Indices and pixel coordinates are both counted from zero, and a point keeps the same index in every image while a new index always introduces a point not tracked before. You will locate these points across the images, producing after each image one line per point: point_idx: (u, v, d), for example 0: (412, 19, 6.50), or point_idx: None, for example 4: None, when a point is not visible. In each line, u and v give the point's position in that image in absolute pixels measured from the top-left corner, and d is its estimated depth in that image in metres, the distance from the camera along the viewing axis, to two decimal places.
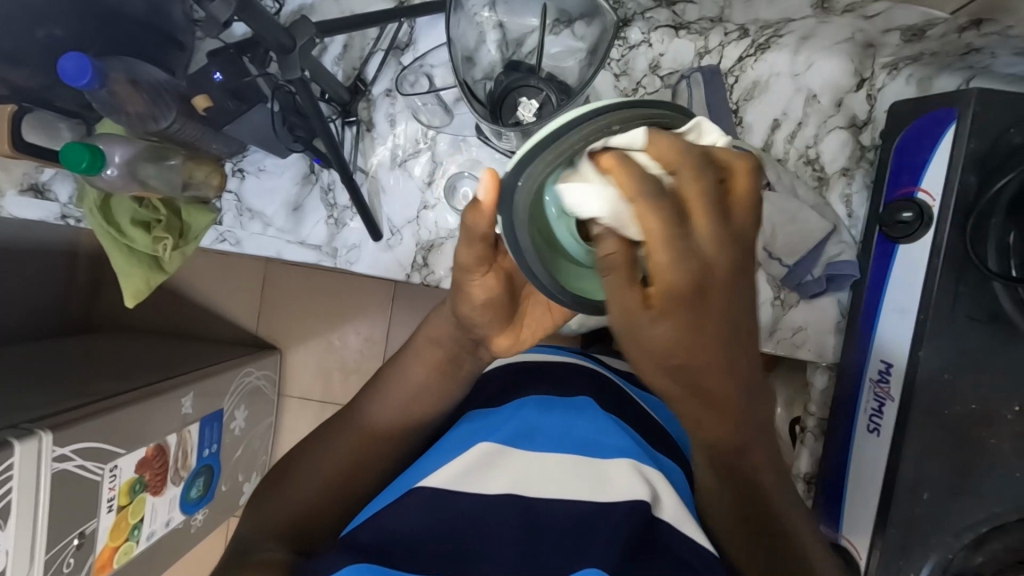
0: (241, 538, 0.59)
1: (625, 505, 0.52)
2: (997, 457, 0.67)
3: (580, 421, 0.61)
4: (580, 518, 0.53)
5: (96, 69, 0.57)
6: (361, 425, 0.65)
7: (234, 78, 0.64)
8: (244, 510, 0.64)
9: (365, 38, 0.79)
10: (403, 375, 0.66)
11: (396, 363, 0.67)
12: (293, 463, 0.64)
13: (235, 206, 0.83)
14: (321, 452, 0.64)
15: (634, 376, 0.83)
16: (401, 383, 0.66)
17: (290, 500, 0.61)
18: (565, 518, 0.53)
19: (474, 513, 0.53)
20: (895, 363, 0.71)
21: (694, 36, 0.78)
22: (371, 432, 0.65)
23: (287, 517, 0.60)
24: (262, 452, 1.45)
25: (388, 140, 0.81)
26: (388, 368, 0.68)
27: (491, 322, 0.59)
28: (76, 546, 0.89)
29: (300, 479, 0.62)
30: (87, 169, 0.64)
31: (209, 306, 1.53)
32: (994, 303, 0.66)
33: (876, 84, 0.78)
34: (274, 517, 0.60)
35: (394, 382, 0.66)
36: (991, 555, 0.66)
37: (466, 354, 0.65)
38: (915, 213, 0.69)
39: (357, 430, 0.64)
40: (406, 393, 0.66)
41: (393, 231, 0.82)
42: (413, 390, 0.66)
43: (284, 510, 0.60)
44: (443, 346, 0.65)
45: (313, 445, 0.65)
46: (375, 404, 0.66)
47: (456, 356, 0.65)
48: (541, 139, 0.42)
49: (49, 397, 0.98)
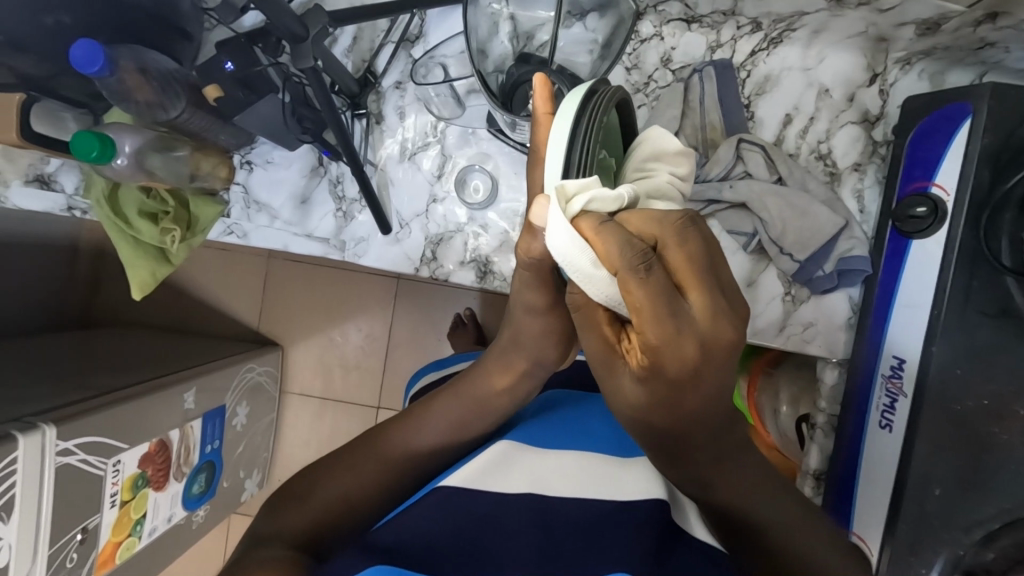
0: (254, 532, 0.53)
1: (647, 503, 0.52)
2: (1009, 452, 0.67)
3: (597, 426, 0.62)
4: (601, 514, 0.52)
5: (105, 56, 0.56)
6: (409, 444, 0.60)
7: (244, 66, 0.62)
8: (257, 513, 0.57)
9: (375, 29, 0.79)
10: (461, 402, 0.61)
11: (451, 393, 0.62)
12: (317, 471, 0.58)
13: (243, 199, 0.82)
14: (352, 464, 0.58)
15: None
16: (458, 407, 0.61)
17: (316, 507, 0.55)
18: (585, 514, 0.52)
19: (485, 514, 0.51)
20: (908, 359, 0.71)
21: (706, 30, 0.78)
22: (417, 451, 0.60)
23: (313, 520, 0.54)
24: (264, 449, 1.44)
25: (397, 133, 0.80)
26: (439, 395, 0.63)
27: (556, 350, 0.59)
28: (78, 542, 0.89)
29: (329, 485, 0.56)
30: (97, 157, 0.63)
31: (212, 302, 1.52)
32: (1006, 299, 0.66)
33: (888, 80, 0.78)
34: (293, 520, 0.53)
35: (449, 406, 0.61)
36: (1001, 551, 0.65)
37: (530, 391, 0.62)
38: (929, 208, 0.69)
39: (403, 450, 0.60)
40: (461, 415, 0.61)
41: (402, 224, 0.81)
42: (472, 413, 0.61)
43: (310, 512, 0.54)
44: (513, 387, 0.61)
45: (346, 456, 0.59)
46: (425, 425, 0.61)
47: (521, 394, 0.62)
48: (579, 104, 0.47)
49: (50, 392, 0.96)
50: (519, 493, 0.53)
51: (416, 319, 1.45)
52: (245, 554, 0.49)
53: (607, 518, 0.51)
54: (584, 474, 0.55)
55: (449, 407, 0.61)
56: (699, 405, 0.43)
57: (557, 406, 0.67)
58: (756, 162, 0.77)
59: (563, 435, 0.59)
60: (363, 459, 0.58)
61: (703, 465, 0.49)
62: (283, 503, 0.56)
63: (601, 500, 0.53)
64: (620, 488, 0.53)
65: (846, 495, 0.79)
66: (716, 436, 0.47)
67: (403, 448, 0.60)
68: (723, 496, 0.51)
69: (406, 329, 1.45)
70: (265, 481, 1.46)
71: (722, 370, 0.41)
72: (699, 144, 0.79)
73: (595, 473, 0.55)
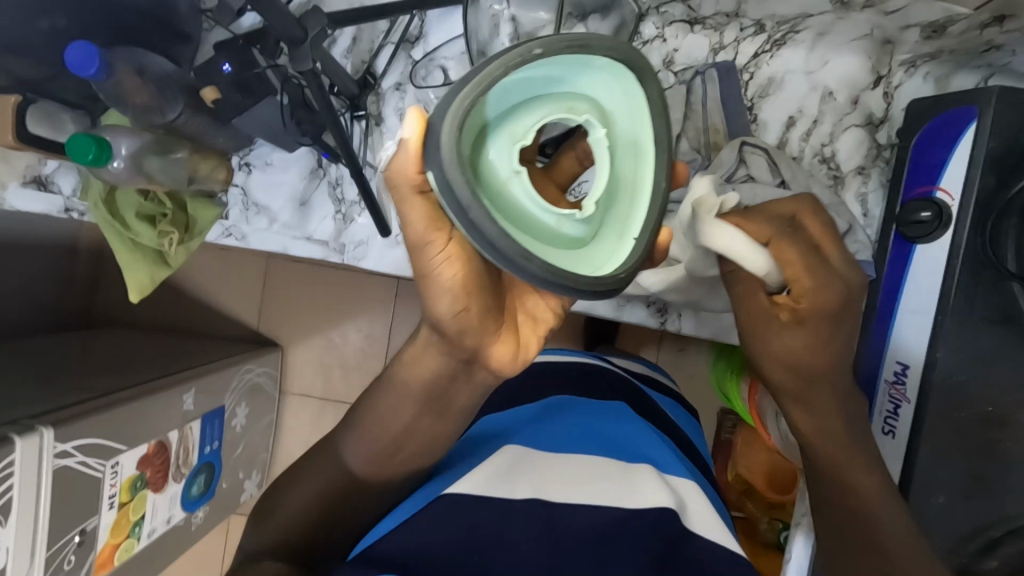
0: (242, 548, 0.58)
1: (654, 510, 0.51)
2: (1012, 459, 0.66)
3: (603, 426, 0.62)
4: (604, 524, 0.50)
5: (102, 57, 0.55)
6: (346, 448, 0.57)
7: (241, 69, 0.62)
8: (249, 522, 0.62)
9: (375, 30, 0.78)
10: (387, 399, 0.55)
11: (379, 390, 0.57)
12: (291, 483, 0.60)
13: (242, 201, 0.81)
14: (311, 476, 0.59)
15: (656, 381, 0.81)
16: (383, 401, 0.56)
17: (283, 521, 0.58)
18: (591, 524, 0.51)
19: (483, 523, 0.50)
20: (911, 364, 0.70)
21: (709, 31, 0.77)
22: (355, 456, 0.57)
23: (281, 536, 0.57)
24: (263, 450, 1.44)
25: (397, 135, 0.79)
26: (374, 391, 0.58)
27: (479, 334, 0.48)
28: (76, 544, 0.88)
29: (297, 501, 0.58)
30: (93, 160, 0.63)
31: (212, 302, 1.52)
32: (1011, 305, 0.65)
33: (893, 82, 0.77)
34: (266, 535, 0.57)
35: (377, 401, 0.56)
36: (1006, 560, 0.65)
37: (456, 382, 0.53)
38: (934, 212, 0.68)
39: (346, 456, 0.57)
40: (386, 412, 0.55)
41: (401, 227, 0.80)
42: (395, 406, 0.55)
43: (280, 527, 0.57)
44: (427, 373, 0.53)
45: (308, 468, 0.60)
46: (358, 428, 0.57)
47: (445, 388, 0.53)
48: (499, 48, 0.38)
49: (49, 393, 0.96)
50: (526, 499, 0.52)
51: (418, 320, 1.44)
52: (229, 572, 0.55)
53: (610, 525, 0.50)
54: (588, 479, 0.54)
55: (381, 404, 0.55)
56: (819, 357, 0.56)
57: (561, 403, 0.65)
58: (760, 166, 0.73)
59: (570, 438, 0.59)
60: (323, 470, 0.58)
61: (817, 425, 0.61)
62: (275, 502, 0.60)
63: (606, 506, 0.52)
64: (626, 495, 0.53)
65: None
66: (820, 366, 0.57)
67: (349, 457, 0.57)
68: (826, 454, 0.62)
69: (407, 330, 1.45)
70: (264, 482, 1.46)
71: (852, 318, 0.56)
72: (701, 148, 0.78)
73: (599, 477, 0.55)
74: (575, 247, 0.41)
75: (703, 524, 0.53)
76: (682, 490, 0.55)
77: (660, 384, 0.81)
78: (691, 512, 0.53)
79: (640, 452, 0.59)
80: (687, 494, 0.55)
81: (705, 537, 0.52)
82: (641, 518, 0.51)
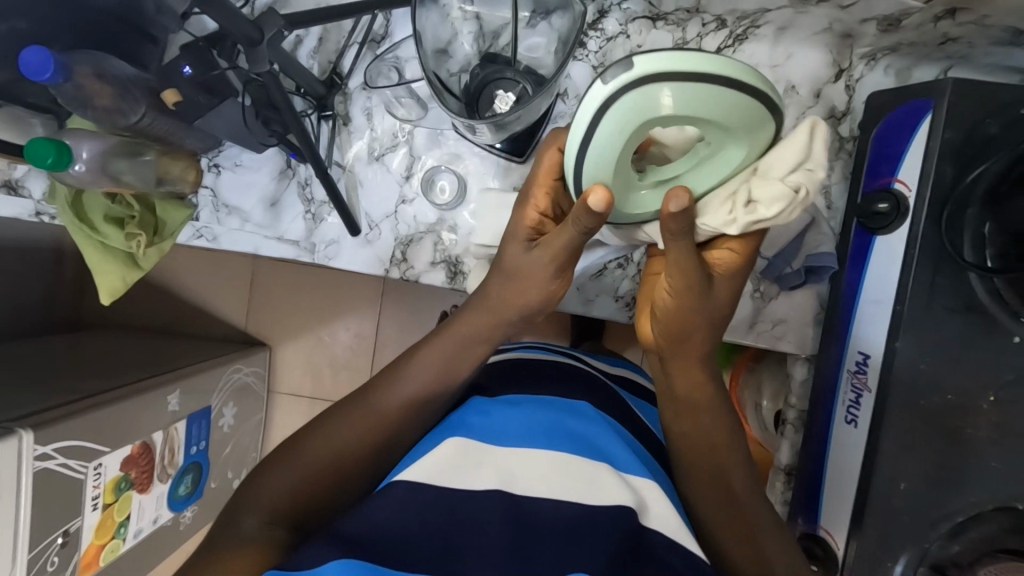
0: (228, 513, 0.56)
1: (613, 511, 0.52)
2: (974, 446, 0.67)
3: (577, 424, 0.60)
4: (567, 522, 0.52)
5: (58, 63, 0.55)
6: (395, 388, 0.60)
7: (202, 71, 0.61)
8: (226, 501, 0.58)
9: (341, 30, 0.78)
10: (443, 352, 0.62)
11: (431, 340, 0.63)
12: (306, 433, 0.59)
13: (212, 202, 0.83)
14: (340, 424, 0.58)
15: (631, 382, 0.82)
16: (442, 347, 0.62)
17: (286, 477, 0.56)
18: (553, 520, 0.52)
19: (445, 525, 0.51)
20: (872, 354, 0.71)
21: (671, 27, 0.78)
22: (406, 395, 0.60)
23: (285, 494, 0.56)
24: (252, 449, 1.45)
25: (365, 134, 0.80)
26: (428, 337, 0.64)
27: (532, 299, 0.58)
28: (60, 545, 0.89)
29: (304, 456, 0.57)
30: (53, 165, 0.63)
31: (197, 304, 1.52)
32: (969, 294, 0.66)
33: (854, 75, 0.77)
34: (272, 497, 0.55)
35: (436, 349, 0.62)
36: (967, 545, 0.67)
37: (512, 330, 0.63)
38: (891, 204, 0.69)
39: (390, 397, 0.60)
40: (446, 354, 0.62)
41: (371, 225, 0.81)
42: (457, 348, 0.62)
43: (281, 486, 0.56)
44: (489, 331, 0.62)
45: (328, 416, 0.60)
46: (410, 370, 0.61)
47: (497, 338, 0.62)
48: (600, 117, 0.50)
49: (31, 395, 0.97)
50: (489, 489, 0.53)
51: (404, 318, 1.45)
52: (219, 541, 0.53)
53: (574, 520, 0.52)
54: (549, 469, 0.55)
55: (439, 350, 0.62)
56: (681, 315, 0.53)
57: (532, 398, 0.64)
58: None
59: (538, 430, 0.58)
60: (357, 409, 0.59)
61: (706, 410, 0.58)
62: (276, 459, 0.58)
63: (570, 502, 0.53)
64: (588, 490, 0.53)
65: (816, 490, 0.80)
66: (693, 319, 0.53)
67: (391, 399, 0.60)
68: (716, 445, 0.58)
69: (393, 327, 1.46)
70: None
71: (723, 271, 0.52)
72: None
73: (565, 470, 0.55)
74: (715, 164, 0.51)
75: (664, 521, 0.54)
76: (643, 490, 0.55)
77: (635, 385, 0.82)
78: (649, 510, 0.54)
79: (604, 449, 0.58)
80: (650, 492, 0.55)
81: (663, 534, 0.53)
82: (603, 515, 0.51)
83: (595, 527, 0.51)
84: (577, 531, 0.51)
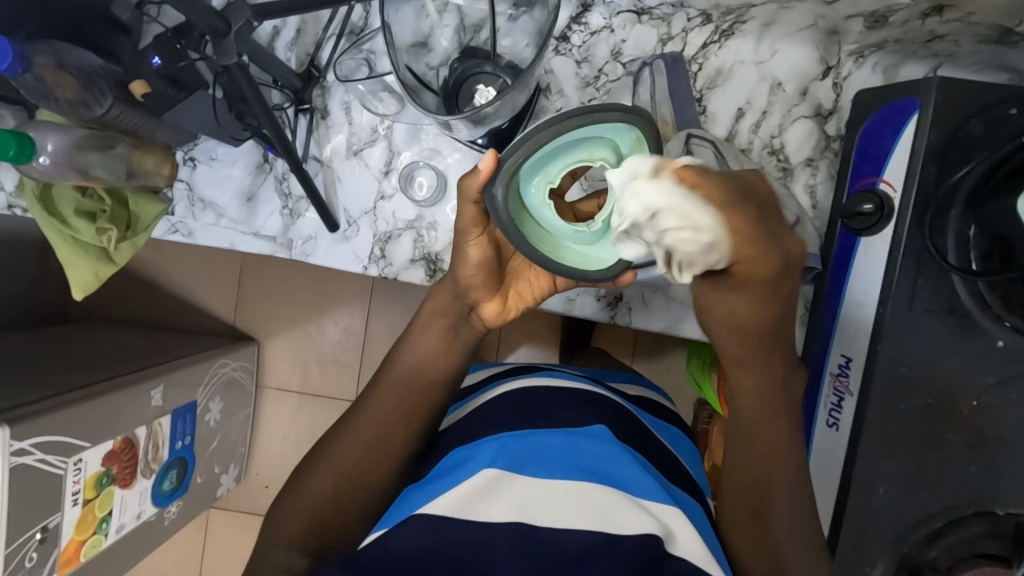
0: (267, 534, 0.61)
1: (637, 539, 0.54)
2: (956, 450, 0.66)
3: (591, 448, 0.61)
4: (585, 548, 0.55)
5: (16, 52, 0.54)
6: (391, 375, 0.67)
7: (169, 63, 0.60)
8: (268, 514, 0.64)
9: (319, 21, 0.77)
10: (416, 342, 0.67)
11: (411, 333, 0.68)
12: (325, 447, 0.65)
13: (187, 196, 0.80)
14: (350, 433, 0.64)
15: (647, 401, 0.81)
16: (414, 337, 0.67)
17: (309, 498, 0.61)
18: (570, 546, 0.55)
19: (463, 544, 0.56)
20: (853, 357, 0.70)
21: (656, 22, 0.76)
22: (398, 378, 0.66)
23: (310, 514, 0.60)
24: (240, 444, 1.44)
25: (344, 128, 0.79)
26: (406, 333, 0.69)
27: (482, 288, 0.63)
28: (38, 541, 0.88)
29: (323, 471, 0.62)
30: (15, 156, 0.62)
31: (183, 298, 1.51)
32: (952, 296, 0.65)
33: (842, 73, 0.76)
34: (298, 517, 0.60)
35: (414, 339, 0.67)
36: (946, 549, 0.66)
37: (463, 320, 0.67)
38: (875, 204, 0.68)
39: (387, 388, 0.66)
40: (421, 341, 0.67)
41: (350, 221, 0.80)
42: (428, 336, 0.67)
43: (309, 502, 0.61)
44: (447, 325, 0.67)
45: (342, 425, 0.66)
46: (401, 354, 0.67)
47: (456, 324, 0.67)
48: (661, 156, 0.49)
49: (9, 388, 0.96)
50: (506, 522, 0.56)
51: (394, 314, 1.44)
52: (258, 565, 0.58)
53: (589, 547, 0.55)
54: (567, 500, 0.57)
55: (416, 339, 0.67)
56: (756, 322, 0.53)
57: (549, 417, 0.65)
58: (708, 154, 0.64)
59: (555, 460, 0.60)
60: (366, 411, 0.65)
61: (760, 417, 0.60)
62: (303, 472, 0.64)
63: (586, 531, 0.55)
64: (605, 520, 0.56)
65: None
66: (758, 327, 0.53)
67: (390, 382, 0.66)
68: (758, 455, 0.62)
69: (383, 323, 1.44)
70: (242, 475, 1.46)
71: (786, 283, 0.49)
72: None
73: (581, 501, 0.57)
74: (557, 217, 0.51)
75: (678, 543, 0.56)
76: (659, 515, 0.57)
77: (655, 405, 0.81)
78: (671, 534, 0.56)
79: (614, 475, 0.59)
80: (667, 517, 0.57)
81: (683, 558, 0.56)
82: (621, 543, 0.54)
83: (612, 551, 0.54)
84: (592, 554, 0.55)
